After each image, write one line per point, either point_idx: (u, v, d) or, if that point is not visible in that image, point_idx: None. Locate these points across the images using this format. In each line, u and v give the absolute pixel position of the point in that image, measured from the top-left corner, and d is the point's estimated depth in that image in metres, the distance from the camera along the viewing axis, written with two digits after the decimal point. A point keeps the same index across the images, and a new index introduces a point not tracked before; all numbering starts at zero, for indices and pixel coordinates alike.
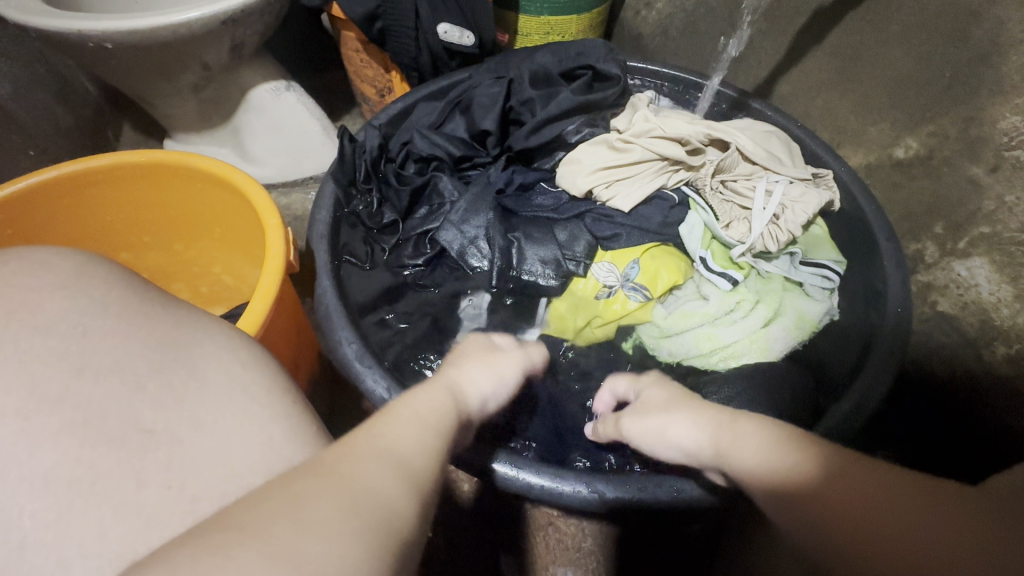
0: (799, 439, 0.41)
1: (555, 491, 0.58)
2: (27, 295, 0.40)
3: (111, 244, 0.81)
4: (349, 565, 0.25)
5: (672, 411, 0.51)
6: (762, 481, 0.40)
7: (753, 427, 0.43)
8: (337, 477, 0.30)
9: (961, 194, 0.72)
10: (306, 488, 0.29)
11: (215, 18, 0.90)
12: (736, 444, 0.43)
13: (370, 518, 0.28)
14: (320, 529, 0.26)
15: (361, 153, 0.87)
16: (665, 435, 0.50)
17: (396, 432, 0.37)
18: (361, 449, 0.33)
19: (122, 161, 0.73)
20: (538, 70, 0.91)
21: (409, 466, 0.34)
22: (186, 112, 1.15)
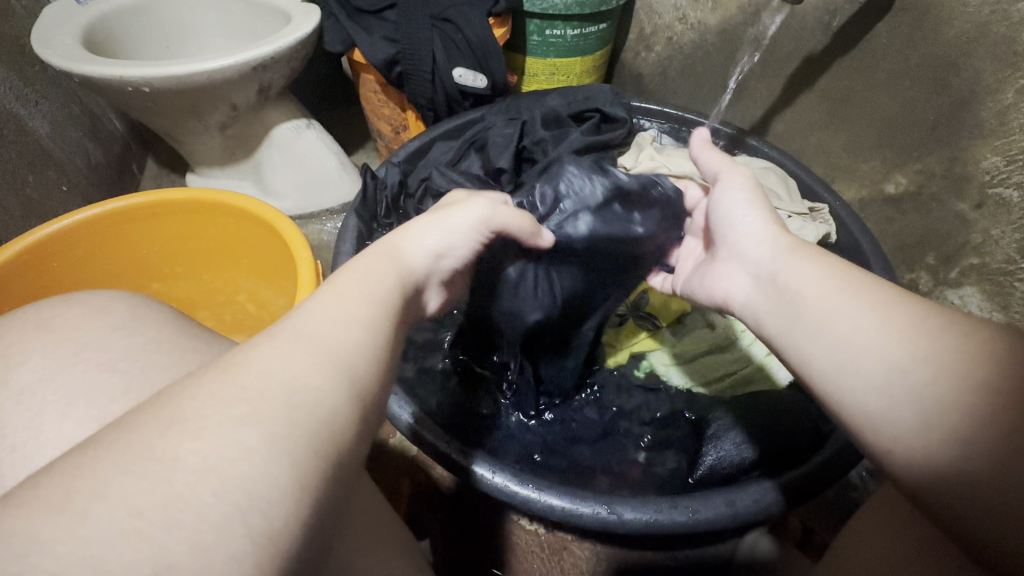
0: (855, 285, 0.43)
1: (575, 513, 0.60)
2: (95, 332, 0.44)
3: (143, 275, 0.85)
4: (253, 469, 0.27)
5: (749, 222, 0.53)
6: (808, 293, 0.45)
7: (822, 264, 0.47)
8: (246, 370, 0.31)
9: (950, 228, 0.77)
10: (212, 384, 0.30)
11: (246, 65, 0.96)
12: (800, 271, 0.47)
13: (270, 413, 0.29)
14: (210, 431, 0.28)
15: (383, 189, 0.93)
16: (729, 238, 0.55)
17: (316, 311, 0.37)
18: (261, 340, 0.34)
19: (158, 199, 0.77)
20: (549, 113, 0.97)
21: (336, 354, 0.35)
22: (211, 148, 1.21)
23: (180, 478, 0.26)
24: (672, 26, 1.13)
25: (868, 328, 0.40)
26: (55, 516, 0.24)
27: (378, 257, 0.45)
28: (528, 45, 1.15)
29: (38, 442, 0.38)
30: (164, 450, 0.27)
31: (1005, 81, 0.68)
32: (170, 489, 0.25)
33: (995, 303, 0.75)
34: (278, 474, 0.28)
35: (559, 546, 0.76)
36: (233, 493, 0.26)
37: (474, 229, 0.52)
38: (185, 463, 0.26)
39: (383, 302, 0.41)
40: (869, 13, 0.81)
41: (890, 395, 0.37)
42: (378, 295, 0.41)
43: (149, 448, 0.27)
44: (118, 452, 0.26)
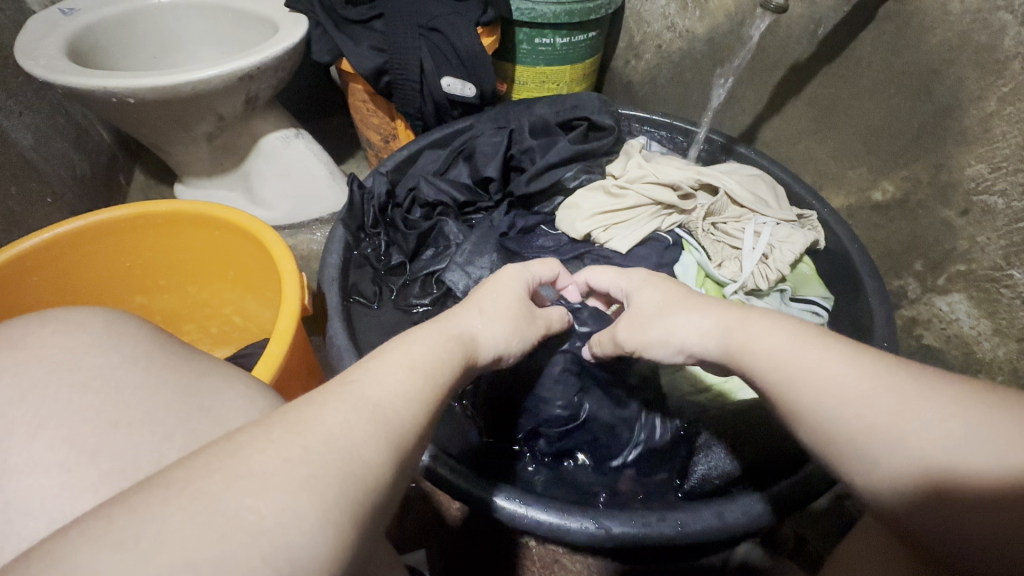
0: (807, 360, 0.41)
1: (562, 528, 0.59)
2: (69, 350, 0.43)
3: (126, 287, 0.84)
4: (301, 536, 0.26)
5: (671, 313, 0.52)
6: (766, 364, 0.44)
7: (767, 330, 0.45)
8: (305, 427, 0.31)
9: (937, 235, 0.77)
10: (278, 437, 0.30)
11: (233, 75, 0.96)
12: (751, 346, 0.45)
13: (327, 478, 0.29)
14: (271, 491, 0.27)
15: (370, 199, 0.92)
16: (669, 337, 0.52)
17: (371, 369, 0.38)
18: (324, 397, 0.34)
19: (142, 211, 0.76)
20: (537, 121, 0.96)
21: (386, 419, 0.35)
22: (198, 159, 1.20)
23: (235, 538, 0.25)
24: (660, 35, 1.14)
25: (841, 374, 0.39)
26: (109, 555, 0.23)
27: (448, 335, 0.46)
28: (518, 54, 1.15)
29: (6, 466, 0.37)
30: (224, 507, 0.26)
31: (987, 89, 0.69)
32: (224, 548, 0.24)
33: (984, 309, 0.74)
34: (321, 547, 0.26)
35: (552, 560, 0.75)
36: (280, 561, 0.25)
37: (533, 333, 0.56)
38: (245, 521, 0.25)
39: (432, 372, 0.41)
40: (853, 22, 0.81)
41: (903, 480, 0.34)
42: (430, 365, 0.41)
43: (213, 498, 0.26)
44: (182, 496, 0.26)
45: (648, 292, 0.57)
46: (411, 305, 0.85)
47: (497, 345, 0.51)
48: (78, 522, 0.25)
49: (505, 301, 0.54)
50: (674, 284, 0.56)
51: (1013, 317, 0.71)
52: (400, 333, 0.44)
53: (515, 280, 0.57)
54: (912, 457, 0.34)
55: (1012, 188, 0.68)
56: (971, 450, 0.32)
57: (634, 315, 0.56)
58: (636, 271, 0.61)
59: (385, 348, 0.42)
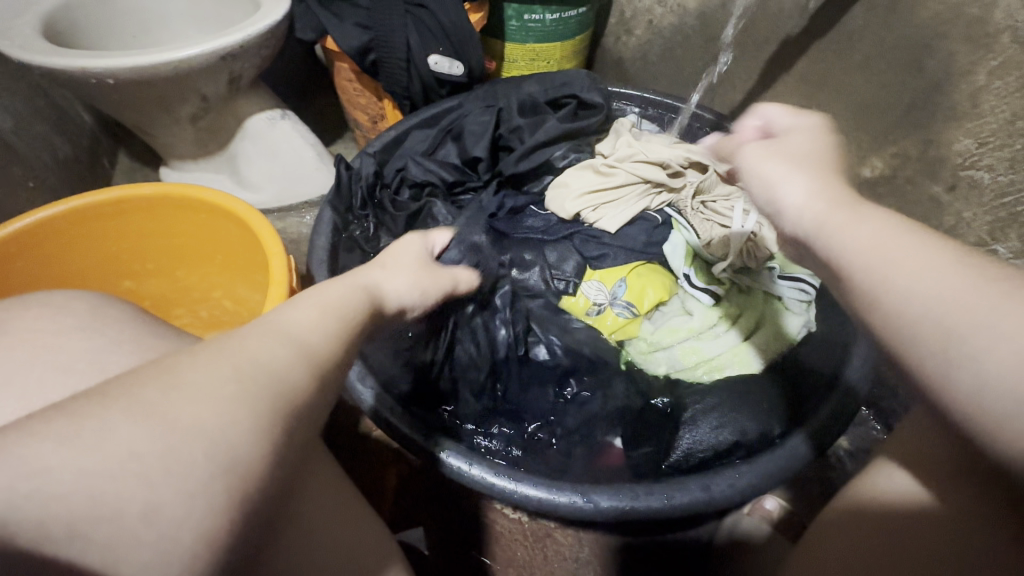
0: (914, 269, 0.33)
1: (551, 502, 0.60)
2: (52, 336, 0.42)
3: (113, 272, 0.83)
4: (237, 434, 0.33)
5: (793, 170, 0.43)
6: (859, 260, 0.36)
7: (869, 231, 0.37)
8: (231, 351, 0.37)
9: (924, 211, 0.78)
10: (206, 358, 0.35)
11: (214, 54, 0.93)
12: (843, 241, 0.37)
13: (258, 392, 0.35)
14: (204, 401, 0.33)
15: (357, 180, 0.91)
16: (773, 193, 0.43)
17: (285, 310, 0.43)
18: (253, 329, 0.40)
19: (124, 194, 0.75)
20: (526, 99, 0.95)
21: (308, 346, 0.41)
22: (183, 141, 1.18)
23: (176, 436, 0.31)
24: (651, 10, 1.12)
25: (957, 288, 0.32)
26: (61, 449, 0.29)
27: (354, 286, 0.50)
28: (507, 31, 1.13)
29: None
30: (166, 410, 0.32)
31: (977, 63, 0.68)
32: (166, 446, 0.30)
33: None
34: (257, 446, 0.33)
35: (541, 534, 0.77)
36: (221, 456, 0.32)
37: (436, 292, 0.62)
38: (183, 425, 0.31)
39: (346, 308, 0.47)
40: None
41: (1012, 417, 0.28)
42: (344, 305, 0.47)
43: (152, 404, 0.32)
44: (120, 402, 0.31)
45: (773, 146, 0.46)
46: None
47: (405, 297, 0.57)
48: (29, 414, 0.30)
49: (408, 261, 0.60)
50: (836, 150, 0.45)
51: None
52: (309, 284, 0.48)
53: (415, 243, 0.64)
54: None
55: (998, 164, 0.69)
56: None
57: (772, 146, 0.45)
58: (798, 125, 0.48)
59: (291, 300, 0.45)
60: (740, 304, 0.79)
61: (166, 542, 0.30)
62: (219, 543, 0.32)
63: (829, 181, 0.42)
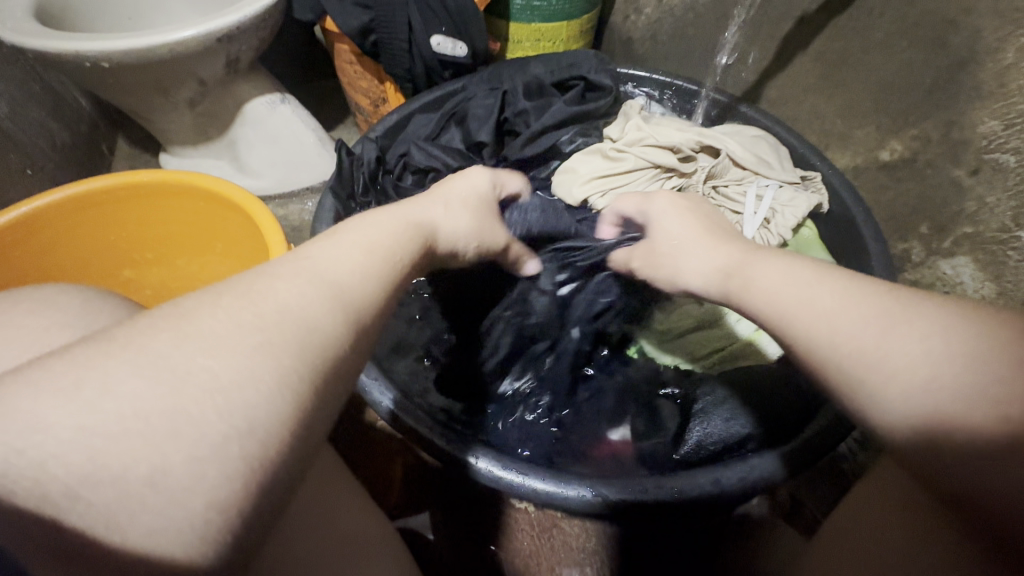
0: (799, 295, 0.43)
1: (559, 495, 0.59)
2: (42, 331, 0.41)
3: (113, 261, 0.81)
4: (252, 388, 0.30)
5: (689, 249, 0.57)
6: (771, 302, 0.45)
7: (769, 269, 0.48)
8: (257, 296, 0.35)
9: (945, 196, 0.74)
10: (231, 302, 0.34)
11: (210, 35, 0.91)
12: (751, 287, 0.48)
13: (280, 344, 0.32)
14: (217, 353, 0.31)
15: (359, 166, 0.89)
16: (679, 274, 0.58)
17: (332, 243, 0.42)
18: (279, 269, 0.38)
19: (121, 181, 0.74)
20: (531, 82, 0.92)
21: (345, 291, 0.38)
22: (182, 126, 1.16)
23: (189, 392, 0.29)
24: None
25: (832, 310, 0.40)
26: (64, 405, 0.28)
27: (399, 218, 0.49)
28: (511, 10, 1.09)
29: None
30: (177, 359, 0.30)
31: (1006, 39, 0.66)
32: (174, 400, 0.29)
33: (989, 273, 0.71)
34: (272, 404, 0.31)
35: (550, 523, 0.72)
36: (235, 417, 0.29)
37: (489, 234, 0.61)
38: (197, 378, 0.30)
39: (390, 250, 0.45)
40: None
41: (909, 420, 0.34)
42: (388, 249, 0.45)
43: (164, 356, 0.30)
44: (129, 352, 0.30)
45: (695, 213, 0.61)
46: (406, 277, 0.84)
47: (455, 235, 0.56)
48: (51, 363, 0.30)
49: (462, 199, 0.59)
50: (709, 219, 0.59)
51: (1020, 279, 0.68)
52: (352, 217, 0.48)
53: (481, 178, 0.64)
54: (917, 403, 0.34)
55: None
56: (938, 385, 0.33)
57: (651, 250, 0.63)
58: (665, 194, 0.66)
59: (338, 229, 0.45)
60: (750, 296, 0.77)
61: (169, 515, 0.27)
62: (235, 511, 0.29)
63: (726, 243, 0.55)
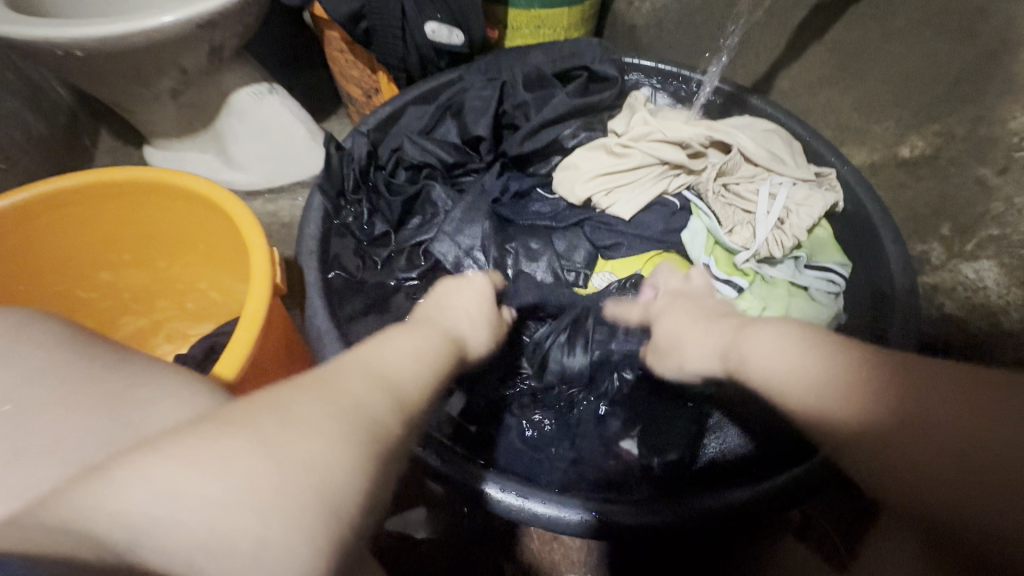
0: (791, 364, 0.41)
1: (559, 518, 0.55)
2: None
3: (88, 264, 0.77)
4: (352, 472, 0.29)
5: (694, 334, 0.52)
6: (765, 376, 0.42)
7: (762, 337, 0.44)
8: (332, 388, 0.34)
9: (969, 196, 0.70)
10: (317, 392, 0.33)
11: (191, 22, 0.85)
12: (745, 363, 0.44)
13: (362, 432, 0.32)
14: (319, 435, 0.30)
15: (349, 162, 0.83)
16: (684, 363, 0.52)
17: (383, 345, 0.42)
18: (347, 367, 0.37)
19: (93, 179, 0.69)
20: (531, 72, 0.87)
21: (398, 387, 0.38)
22: (165, 118, 1.10)
23: (299, 475, 0.28)
24: None
25: (822, 372, 0.39)
26: (194, 473, 0.26)
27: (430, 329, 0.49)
28: None
29: None
30: (282, 438, 0.29)
31: None
32: (285, 480, 0.27)
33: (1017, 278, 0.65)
34: (360, 483, 0.30)
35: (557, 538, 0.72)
36: (330, 503, 0.28)
37: (489, 332, 0.58)
38: (304, 457, 0.28)
39: (433, 359, 0.44)
40: None
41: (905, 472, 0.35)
42: (428, 353, 0.44)
43: (273, 432, 0.29)
44: (243, 427, 0.29)
45: (694, 300, 0.58)
46: (399, 280, 0.79)
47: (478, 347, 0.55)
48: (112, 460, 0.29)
49: (466, 301, 0.58)
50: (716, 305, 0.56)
51: None
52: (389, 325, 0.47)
53: (482, 283, 0.62)
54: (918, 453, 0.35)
55: None
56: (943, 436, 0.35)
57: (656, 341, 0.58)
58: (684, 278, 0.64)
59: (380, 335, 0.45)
60: (765, 296, 0.71)
61: None
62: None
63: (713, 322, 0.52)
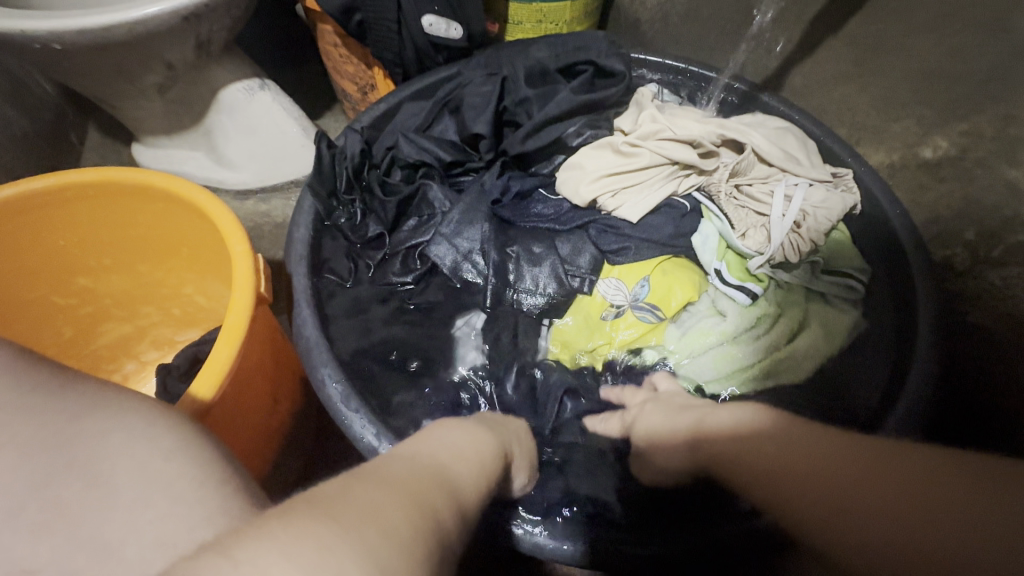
0: (762, 442, 0.44)
1: (557, 552, 0.53)
2: None
3: (65, 268, 0.73)
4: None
5: (663, 415, 0.56)
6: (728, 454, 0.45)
7: (721, 416, 0.49)
8: (400, 478, 0.30)
9: (997, 200, 0.67)
10: (390, 479, 0.29)
11: (175, 14, 0.81)
12: (708, 441, 0.48)
13: (431, 532, 0.27)
14: (400, 527, 0.25)
15: (341, 160, 0.79)
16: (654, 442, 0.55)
17: (435, 441, 0.39)
18: (401, 459, 0.34)
19: (65, 180, 0.64)
20: (534, 66, 0.83)
21: (456, 486, 0.34)
22: (152, 115, 1.06)
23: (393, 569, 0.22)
24: None
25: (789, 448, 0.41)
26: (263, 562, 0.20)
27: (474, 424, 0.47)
28: None
29: None
30: (364, 526, 0.24)
31: None
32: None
33: None
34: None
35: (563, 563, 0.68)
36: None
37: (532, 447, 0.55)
38: (388, 554, 0.23)
39: (487, 465, 0.41)
40: None
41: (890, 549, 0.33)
42: (475, 454, 0.40)
43: (356, 519, 0.24)
44: (318, 509, 0.24)
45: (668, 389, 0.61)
46: (393, 283, 0.75)
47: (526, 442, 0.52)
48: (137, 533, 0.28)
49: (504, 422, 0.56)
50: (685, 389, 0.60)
51: None
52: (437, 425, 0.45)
53: (525, 432, 0.56)
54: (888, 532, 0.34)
55: None
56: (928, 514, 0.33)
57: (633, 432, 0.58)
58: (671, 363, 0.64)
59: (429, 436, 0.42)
60: (780, 303, 0.69)
61: None
62: None
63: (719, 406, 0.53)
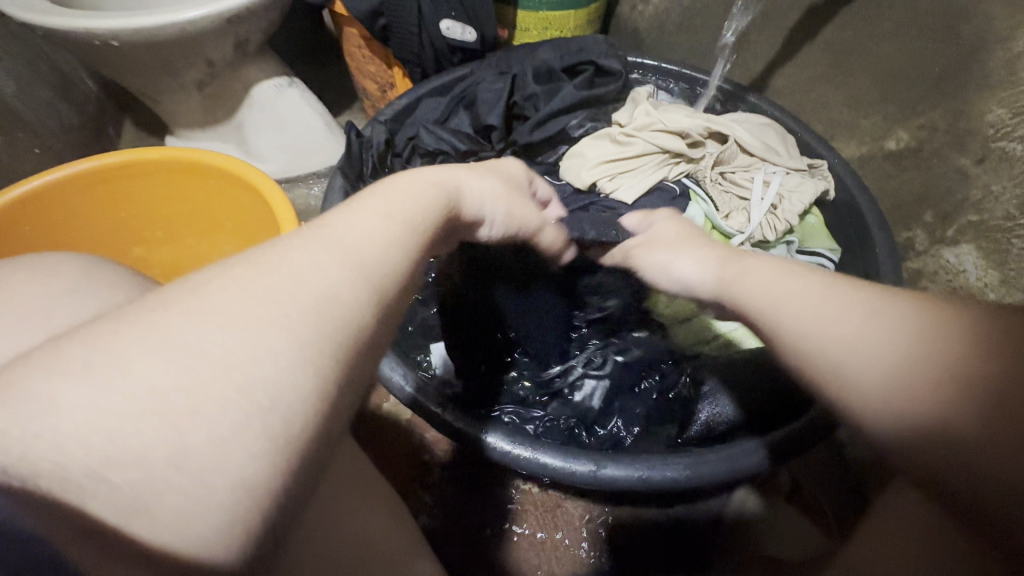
0: (795, 295, 0.40)
1: (565, 469, 0.60)
2: (52, 299, 0.42)
3: (123, 239, 0.82)
4: (268, 364, 0.27)
5: (680, 250, 0.55)
6: (766, 305, 0.42)
7: (761, 265, 0.46)
8: (272, 267, 0.31)
9: (949, 184, 0.75)
10: (232, 281, 0.30)
11: (219, 17, 0.91)
12: (738, 282, 0.47)
13: (302, 322, 0.29)
14: (242, 331, 0.28)
15: (368, 148, 0.89)
16: (671, 269, 0.55)
17: (354, 210, 0.38)
18: (303, 241, 0.34)
19: (131, 158, 0.74)
20: (541, 66, 0.93)
21: (362, 259, 0.34)
22: (189, 109, 1.16)
23: (208, 372, 0.26)
24: None
25: (818, 306, 0.38)
26: (84, 383, 0.25)
27: (432, 178, 0.44)
28: None
29: None
30: (187, 335, 0.27)
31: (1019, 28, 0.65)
32: (195, 376, 0.26)
33: (991, 262, 0.71)
34: (303, 384, 0.28)
35: (555, 502, 0.77)
36: (253, 395, 0.27)
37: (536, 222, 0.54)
38: (215, 353, 0.27)
39: (421, 230, 0.40)
40: None
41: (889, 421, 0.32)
42: (419, 222, 0.40)
43: (182, 331, 0.27)
44: (144, 325, 0.27)
45: (706, 239, 0.56)
46: None
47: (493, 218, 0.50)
48: (66, 342, 0.27)
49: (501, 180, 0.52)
50: (696, 227, 0.59)
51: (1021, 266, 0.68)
52: (383, 177, 0.43)
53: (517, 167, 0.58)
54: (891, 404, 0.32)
55: None
56: (923, 388, 0.30)
57: (651, 241, 0.60)
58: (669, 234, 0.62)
59: (369, 191, 0.41)
60: None
61: (190, 486, 0.25)
62: (266, 497, 0.26)
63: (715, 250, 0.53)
